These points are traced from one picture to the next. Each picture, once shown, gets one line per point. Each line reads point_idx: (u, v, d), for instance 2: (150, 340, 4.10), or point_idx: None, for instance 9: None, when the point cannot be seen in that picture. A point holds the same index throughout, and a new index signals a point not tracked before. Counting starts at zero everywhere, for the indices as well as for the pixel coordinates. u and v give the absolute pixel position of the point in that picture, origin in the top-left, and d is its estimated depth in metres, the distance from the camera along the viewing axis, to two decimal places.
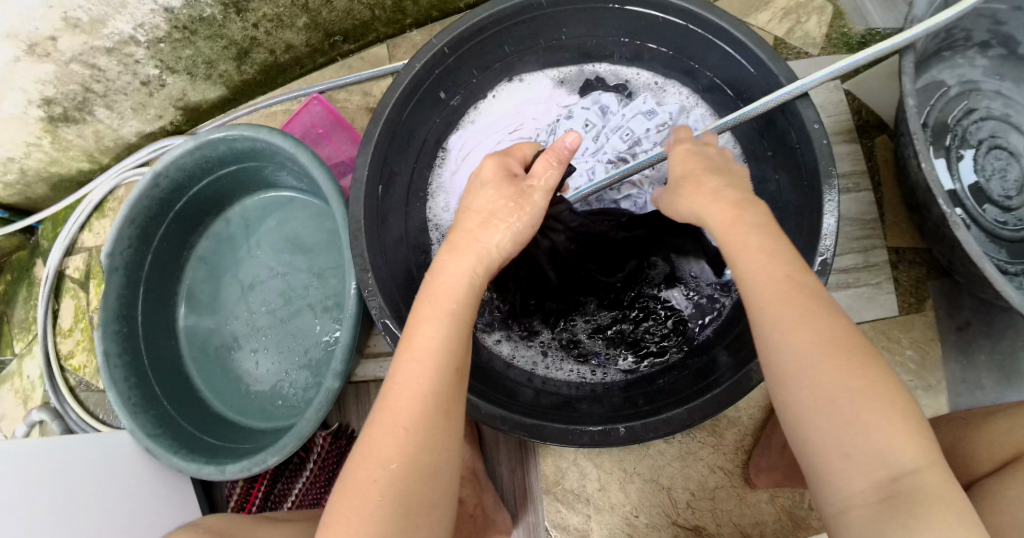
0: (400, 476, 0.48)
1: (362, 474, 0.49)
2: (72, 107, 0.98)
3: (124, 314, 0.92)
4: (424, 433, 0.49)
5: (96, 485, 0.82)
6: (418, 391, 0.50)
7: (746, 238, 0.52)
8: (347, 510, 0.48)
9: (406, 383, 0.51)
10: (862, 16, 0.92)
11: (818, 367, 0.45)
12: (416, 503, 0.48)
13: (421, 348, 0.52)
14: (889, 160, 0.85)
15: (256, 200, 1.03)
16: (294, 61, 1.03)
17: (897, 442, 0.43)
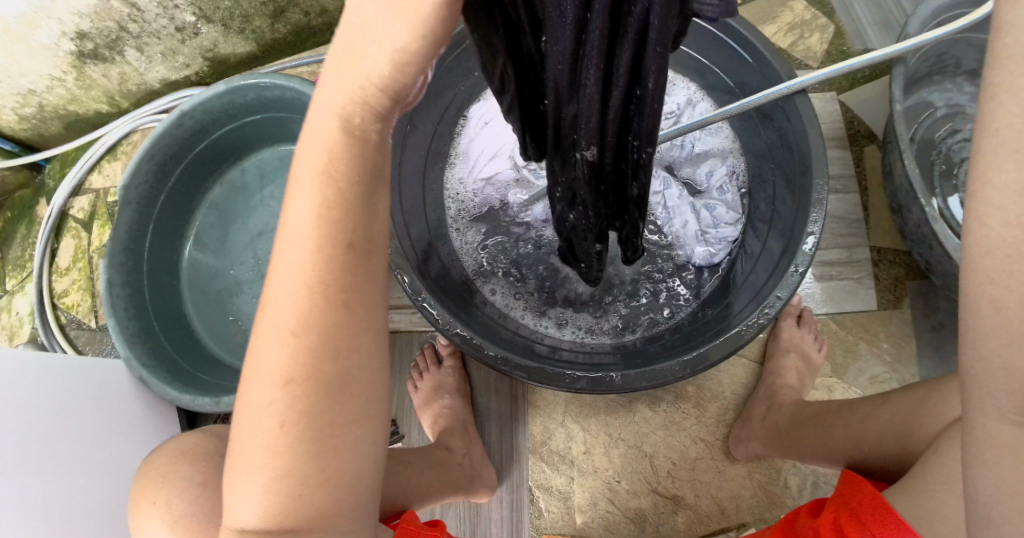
0: (302, 392, 0.41)
1: (260, 391, 0.41)
2: (104, 44, 1.00)
3: (131, 247, 0.93)
4: (323, 341, 0.40)
5: (84, 413, 0.81)
6: (304, 288, 0.39)
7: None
8: (249, 431, 0.42)
9: (289, 280, 0.39)
10: (860, 38, 0.99)
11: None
12: (321, 421, 0.42)
13: (297, 227, 0.39)
14: (877, 167, 0.92)
15: (274, 152, 1.06)
16: (325, 26, 1.08)
17: None
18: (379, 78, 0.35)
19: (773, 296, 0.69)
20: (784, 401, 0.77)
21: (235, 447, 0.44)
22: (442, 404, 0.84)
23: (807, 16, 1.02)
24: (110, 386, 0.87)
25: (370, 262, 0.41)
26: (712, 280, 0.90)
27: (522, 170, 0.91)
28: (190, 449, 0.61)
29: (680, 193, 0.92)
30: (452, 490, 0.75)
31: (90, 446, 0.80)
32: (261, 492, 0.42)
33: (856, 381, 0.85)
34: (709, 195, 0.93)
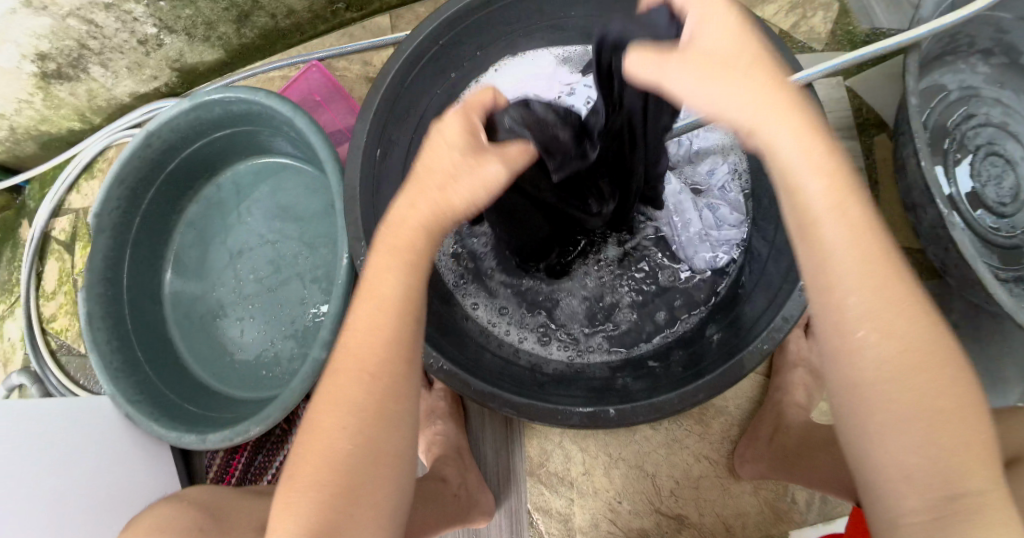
0: (368, 424, 0.44)
1: (327, 424, 0.44)
2: (67, 63, 0.95)
3: (110, 276, 0.90)
4: (391, 383, 0.45)
5: (82, 454, 0.80)
6: (385, 337, 0.45)
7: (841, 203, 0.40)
8: (311, 461, 0.44)
9: (371, 333, 0.45)
10: (866, 15, 0.91)
11: (905, 391, 0.39)
12: (376, 458, 0.44)
13: (382, 294, 0.45)
14: (888, 159, 0.85)
15: (249, 165, 1.01)
16: (294, 27, 1.01)
17: (977, 463, 0.39)
18: (458, 203, 0.44)
19: (779, 317, 0.64)
20: (792, 421, 0.73)
21: (287, 478, 0.45)
22: (435, 430, 0.82)
23: None
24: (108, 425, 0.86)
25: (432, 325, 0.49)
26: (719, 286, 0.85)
27: None
28: (169, 524, 0.58)
29: (681, 188, 0.85)
30: (450, 522, 0.72)
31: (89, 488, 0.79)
32: (311, 522, 0.42)
33: None
34: (710, 194, 0.87)
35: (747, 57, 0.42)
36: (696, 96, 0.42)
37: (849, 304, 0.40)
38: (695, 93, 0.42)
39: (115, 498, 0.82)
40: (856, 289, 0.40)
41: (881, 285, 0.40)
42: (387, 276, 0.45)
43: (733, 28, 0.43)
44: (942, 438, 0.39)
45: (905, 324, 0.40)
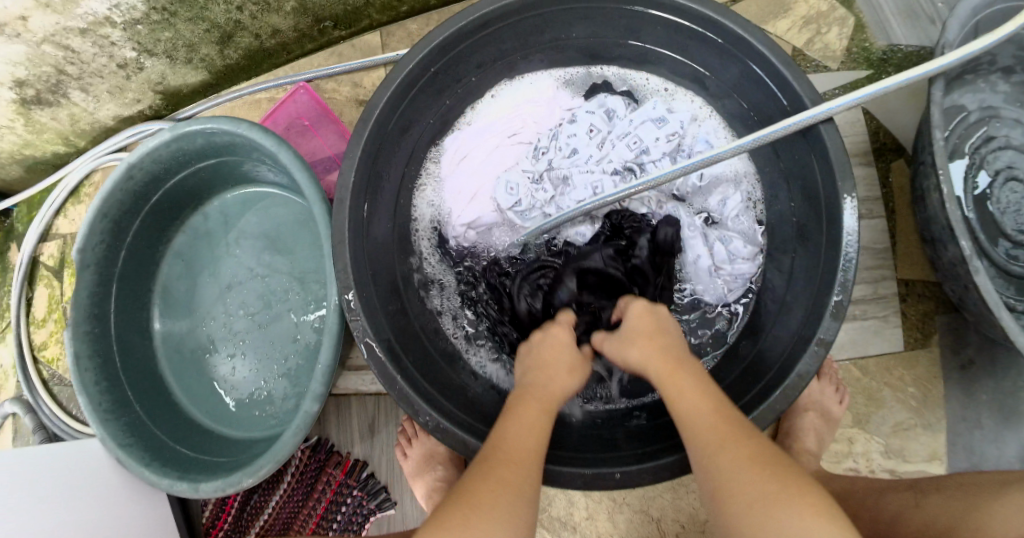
0: (514, 495, 0.49)
1: (482, 486, 0.49)
2: (46, 89, 0.92)
3: (96, 312, 0.87)
4: (530, 477, 0.52)
5: (76, 500, 0.78)
6: (533, 445, 0.54)
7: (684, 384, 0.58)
8: (460, 511, 0.47)
9: (523, 436, 0.54)
10: (884, 31, 0.86)
11: (742, 476, 0.49)
12: (520, 537, 0.47)
13: (533, 415, 0.57)
14: (905, 187, 0.81)
15: (237, 194, 0.98)
16: (280, 46, 0.97)
17: (806, 526, 0.44)
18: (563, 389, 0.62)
19: (794, 374, 0.61)
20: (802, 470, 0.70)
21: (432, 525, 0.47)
22: (435, 476, 0.80)
23: (824, 7, 0.88)
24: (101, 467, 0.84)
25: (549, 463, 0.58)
26: (731, 321, 0.82)
27: (507, 213, 0.84)
28: None
29: (690, 221, 0.83)
30: None
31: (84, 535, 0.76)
32: None
33: (880, 430, 0.79)
34: (724, 226, 0.83)
35: (632, 319, 0.67)
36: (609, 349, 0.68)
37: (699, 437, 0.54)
38: (613, 347, 0.67)
39: None
40: (704, 428, 0.54)
41: (719, 416, 0.54)
42: (531, 409, 0.58)
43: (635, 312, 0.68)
44: (766, 504, 0.46)
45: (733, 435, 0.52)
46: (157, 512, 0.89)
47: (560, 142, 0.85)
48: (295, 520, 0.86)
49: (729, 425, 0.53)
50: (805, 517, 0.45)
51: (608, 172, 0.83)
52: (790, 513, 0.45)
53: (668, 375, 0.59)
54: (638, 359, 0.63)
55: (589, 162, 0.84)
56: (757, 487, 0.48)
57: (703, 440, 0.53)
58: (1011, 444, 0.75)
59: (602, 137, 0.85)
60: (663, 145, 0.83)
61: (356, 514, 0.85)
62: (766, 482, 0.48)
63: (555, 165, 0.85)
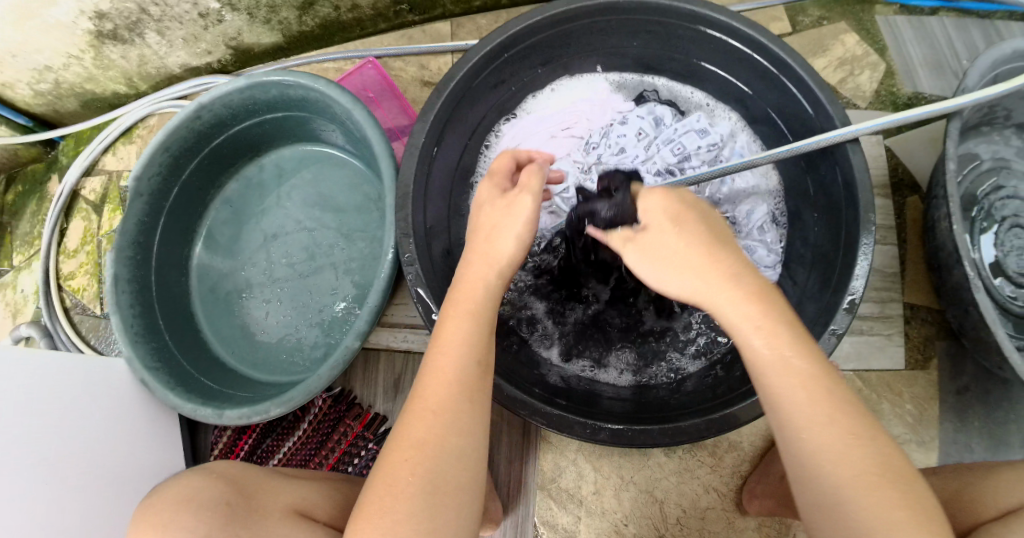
0: (428, 454, 0.49)
1: (395, 455, 0.50)
2: (124, 26, 0.97)
3: (140, 241, 0.90)
4: (450, 417, 0.50)
5: (100, 414, 0.80)
6: (448, 378, 0.52)
7: (785, 343, 0.46)
8: (380, 488, 0.49)
9: (436, 374, 0.52)
10: (911, 79, 0.95)
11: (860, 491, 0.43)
12: (447, 491, 0.48)
13: (449, 344, 0.53)
14: (918, 221, 0.88)
15: (293, 151, 1.02)
16: (355, 22, 1.03)
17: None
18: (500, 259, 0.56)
19: None
20: None
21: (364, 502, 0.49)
22: None
23: (859, 52, 0.97)
24: (126, 390, 0.86)
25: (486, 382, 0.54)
26: None
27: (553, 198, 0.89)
28: (196, 495, 0.57)
29: None
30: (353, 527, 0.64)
31: (102, 451, 0.78)
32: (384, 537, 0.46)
33: None
34: (749, 236, 0.87)
35: (677, 240, 0.51)
36: (641, 270, 0.53)
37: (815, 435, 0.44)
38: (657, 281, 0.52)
39: (123, 466, 0.81)
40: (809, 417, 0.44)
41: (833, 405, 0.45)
42: (462, 325, 0.54)
43: (675, 225, 0.52)
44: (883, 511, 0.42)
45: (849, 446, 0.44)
46: (165, 447, 0.90)
47: (610, 140, 0.92)
48: (307, 465, 0.88)
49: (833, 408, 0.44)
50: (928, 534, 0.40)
51: (652, 172, 0.89)
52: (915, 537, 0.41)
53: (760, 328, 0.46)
54: (678, 277, 0.50)
55: (635, 160, 0.90)
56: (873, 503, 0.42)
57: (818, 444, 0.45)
58: None
59: (649, 140, 0.91)
60: (704, 155, 0.89)
61: (368, 466, 0.87)
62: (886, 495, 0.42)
63: (604, 160, 0.91)
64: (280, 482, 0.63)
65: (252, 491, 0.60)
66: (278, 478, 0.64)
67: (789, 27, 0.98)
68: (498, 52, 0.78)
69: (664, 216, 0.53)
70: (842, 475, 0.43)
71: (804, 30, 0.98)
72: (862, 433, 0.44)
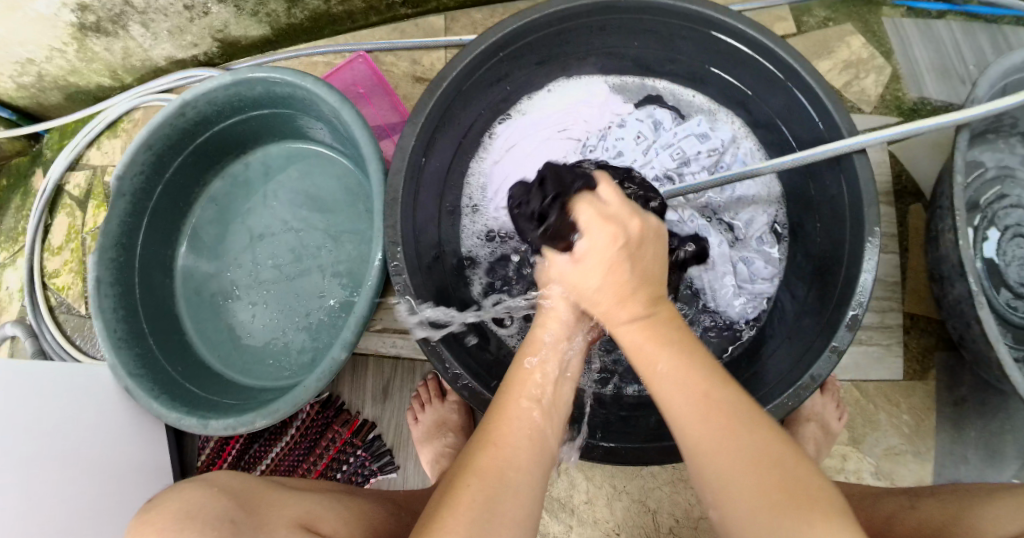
0: (484, 484, 0.46)
1: (455, 484, 0.47)
2: (108, 18, 0.93)
3: (123, 243, 0.88)
4: (511, 451, 0.48)
5: (88, 417, 0.79)
6: (514, 418, 0.50)
7: (663, 345, 0.49)
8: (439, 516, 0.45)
9: (506, 413, 0.51)
10: (917, 84, 0.92)
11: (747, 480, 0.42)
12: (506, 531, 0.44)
13: (524, 388, 0.53)
14: (920, 230, 0.86)
15: (280, 148, 1.00)
16: (346, 14, 1.00)
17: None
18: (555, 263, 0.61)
19: (808, 375, 0.65)
20: None
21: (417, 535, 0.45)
22: (445, 442, 0.81)
23: (864, 54, 0.94)
24: (111, 394, 0.85)
25: (548, 432, 0.52)
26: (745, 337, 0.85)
27: None
28: (196, 514, 0.50)
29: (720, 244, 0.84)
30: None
31: (91, 456, 0.78)
32: None
33: (872, 451, 0.83)
34: (747, 244, 0.86)
35: (619, 285, 0.51)
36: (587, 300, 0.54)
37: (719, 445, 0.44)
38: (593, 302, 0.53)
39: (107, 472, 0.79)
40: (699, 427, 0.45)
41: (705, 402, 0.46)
42: (531, 368, 0.54)
43: (615, 271, 0.51)
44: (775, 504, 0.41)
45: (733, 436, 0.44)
46: (153, 450, 0.89)
47: (608, 142, 0.90)
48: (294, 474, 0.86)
49: (725, 415, 0.45)
50: (821, 525, 0.39)
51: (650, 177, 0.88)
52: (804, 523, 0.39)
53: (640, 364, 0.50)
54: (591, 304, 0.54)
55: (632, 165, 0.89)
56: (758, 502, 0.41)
57: (689, 434, 0.45)
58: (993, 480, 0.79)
59: (647, 144, 0.90)
60: (704, 160, 0.88)
61: (357, 473, 0.86)
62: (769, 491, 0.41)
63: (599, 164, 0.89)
64: (276, 497, 0.60)
65: (251, 505, 0.55)
66: (275, 491, 0.61)
67: (793, 28, 0.96)
68: (493, 53, 0.76)
69: (601, 265, 0.51)
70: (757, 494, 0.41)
71: (809, 30, 0.96)
72: (739, 424, 0.44)
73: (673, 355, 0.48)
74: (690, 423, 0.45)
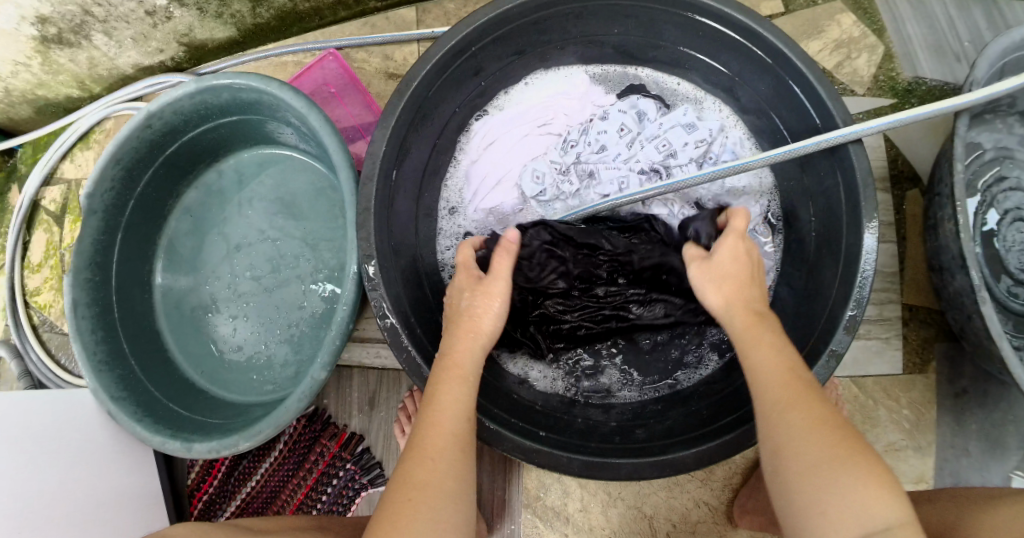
0: (426, 496, 0.48)
1: (395, 502, 0.48)
2: (69, 29, 0.90)
3: (99, 261, 0.85)
4: (447, 462, 0.50)
5: (74, 443, 0.78)
6: (445, 429, 0.52)
7: (760, 334, 0.53)
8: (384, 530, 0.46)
9: (434, 427, 0.52)
10: (911, 63, 0.89)
11: (814, 441, 0.45)
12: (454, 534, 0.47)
13: (450, 401, 0.54)
14: (917, 216, 0.83)
15: (253, 154, 0.97)
16: (313, 11, 0.96)
17: (868, 504, 0.42)
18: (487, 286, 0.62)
19: None
20: None
21: None
22: None
23: (856, 33, 0.90)
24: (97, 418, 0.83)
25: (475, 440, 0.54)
26: None
27: (530, 201, 0.86)
28: None
29: None
30: None
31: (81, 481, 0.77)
32: None
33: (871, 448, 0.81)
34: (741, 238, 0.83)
35: (739, 277, 0.58)
36: (706, 290, 0.59)
37: (792, 412, 0.47)
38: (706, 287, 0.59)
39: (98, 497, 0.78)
40: (777, 394, 0.48)
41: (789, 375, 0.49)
42: (456, 383, 0.55)
43: (738, 266, 0.58)
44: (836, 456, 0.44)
45: (807, 401, 0.47)
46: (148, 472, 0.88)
47: (589, 136, 0.87)
48: (284, 489, 0.85)
49: (808, 391, 0.48)
50: (868, 488, 0.42)
51: (635, 171, 0.85)
52: (852, 478, 0.43)
53: (740, 337, 0.54)
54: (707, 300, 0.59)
55: (616, 159, 0.86)
56: (823, 455, 0.44)
57: (773, 396, 0.48)
58: (995, 473, 0.77)
59: (632, 137, 0.87)
60: (690, 151, 0.85)
61: (347, 487, 0.84)
62: (836, 448, 0.44)
63: (582, 159, 0.87)
64: None
65: None
66: None
67: (781, 8, 0.91)
68: (465, 48, 0.73)
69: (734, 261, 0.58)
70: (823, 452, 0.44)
71: (798, 10, 0.91)
72: (816, 395, 0.48)
73: (769, 338, 0.52)
74: (767, 389, 0.49)
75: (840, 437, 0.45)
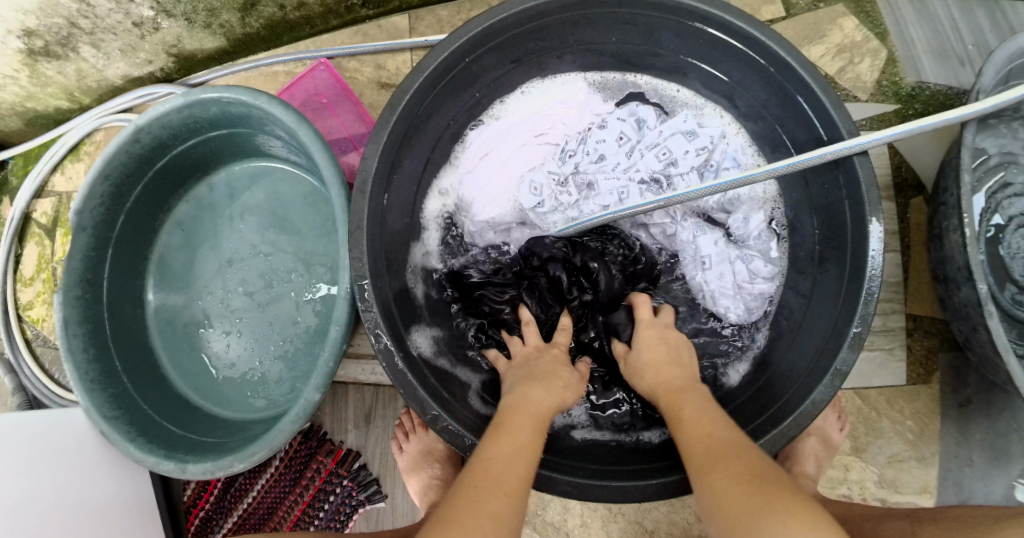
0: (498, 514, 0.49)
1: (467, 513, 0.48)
2: (56, 41, 0.88)
3: (90, 278, 0.84)
4: (517, 487, 0.52)
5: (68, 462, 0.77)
6: (523, 464, 0.54)
7: (681, 406, 0.62)
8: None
9: (513, 457, 0.54)
10: (914, 68, 0.87)
11: (731, 486, 0.49)
12: None
13: (528, 438, 0.57)
14: (921, 225, 0.82)
15: (245, 167, 0.95)
16: (304, 19, 0.94)
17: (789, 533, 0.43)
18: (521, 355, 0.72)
19: (809, 402, 0.63)
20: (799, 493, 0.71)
21: None
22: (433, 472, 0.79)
23: (858, 37, 0.89)
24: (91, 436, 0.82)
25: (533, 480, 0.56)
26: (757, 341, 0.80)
27: (527, 212, 0.85)
28: None
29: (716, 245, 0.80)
30: None
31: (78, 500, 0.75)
32: None
33: (875, 460, 0.80)
34: (744, 245, 0.81)
35: (667, 358, 0.69)
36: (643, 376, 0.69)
37: (717, 466, 0.52)
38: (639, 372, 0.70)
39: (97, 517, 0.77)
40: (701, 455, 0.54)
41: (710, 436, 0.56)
42: (530, 424, 0.59)
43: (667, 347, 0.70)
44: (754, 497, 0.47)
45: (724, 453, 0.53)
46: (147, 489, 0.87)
47: (587, 145, 0.86)
48: (280, 506, 0.84)
49: (721, 448, 0.54)
50: (785, 519, 0.44)
51: (636, 181, 0.84)
52: (771, 514, 0.45)
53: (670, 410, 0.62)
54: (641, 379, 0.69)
55: (616, 169, 0.85)
56: (737, 499, 0.48)
57: (696, 460, 0.54)
58: (1000, 484, 0.76)
59: (631, 146, 0.86)
60: (692, 159, 0.84)
61: (345, 504, 0.83)
62: (752, 498, 0.47)
63: (581, 169, 0.86)
64: None
65: None
66: None
67: (782, 11, 0.90)
68: (459, 58, 0.71)
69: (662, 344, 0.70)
70: (742, 496, 0.48)
71: (799, 13, 0.90)
72: (733, 451, 0.53)
73: (692, 409, 0.61)
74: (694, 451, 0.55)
75: (753, 482, 0.49)
